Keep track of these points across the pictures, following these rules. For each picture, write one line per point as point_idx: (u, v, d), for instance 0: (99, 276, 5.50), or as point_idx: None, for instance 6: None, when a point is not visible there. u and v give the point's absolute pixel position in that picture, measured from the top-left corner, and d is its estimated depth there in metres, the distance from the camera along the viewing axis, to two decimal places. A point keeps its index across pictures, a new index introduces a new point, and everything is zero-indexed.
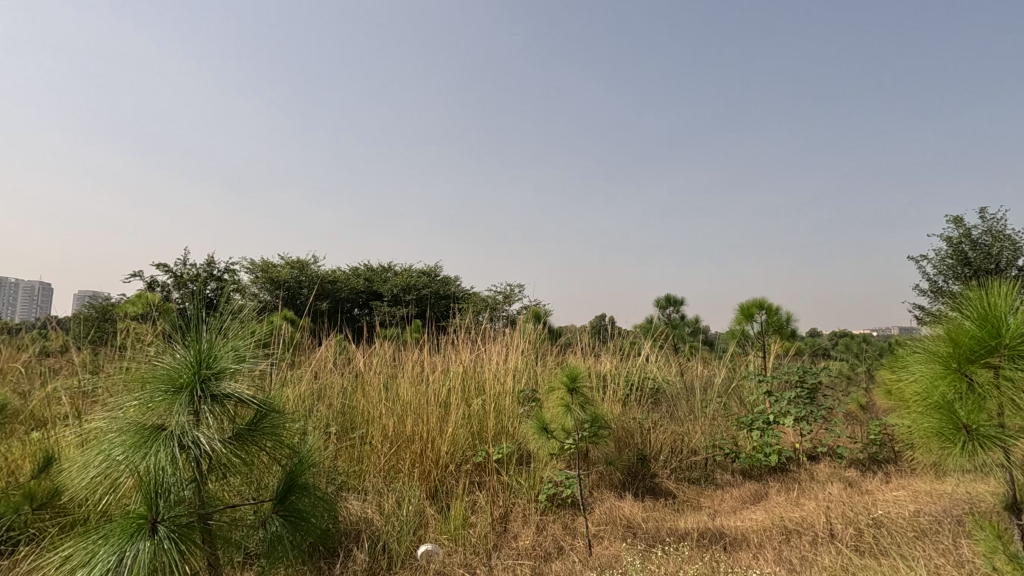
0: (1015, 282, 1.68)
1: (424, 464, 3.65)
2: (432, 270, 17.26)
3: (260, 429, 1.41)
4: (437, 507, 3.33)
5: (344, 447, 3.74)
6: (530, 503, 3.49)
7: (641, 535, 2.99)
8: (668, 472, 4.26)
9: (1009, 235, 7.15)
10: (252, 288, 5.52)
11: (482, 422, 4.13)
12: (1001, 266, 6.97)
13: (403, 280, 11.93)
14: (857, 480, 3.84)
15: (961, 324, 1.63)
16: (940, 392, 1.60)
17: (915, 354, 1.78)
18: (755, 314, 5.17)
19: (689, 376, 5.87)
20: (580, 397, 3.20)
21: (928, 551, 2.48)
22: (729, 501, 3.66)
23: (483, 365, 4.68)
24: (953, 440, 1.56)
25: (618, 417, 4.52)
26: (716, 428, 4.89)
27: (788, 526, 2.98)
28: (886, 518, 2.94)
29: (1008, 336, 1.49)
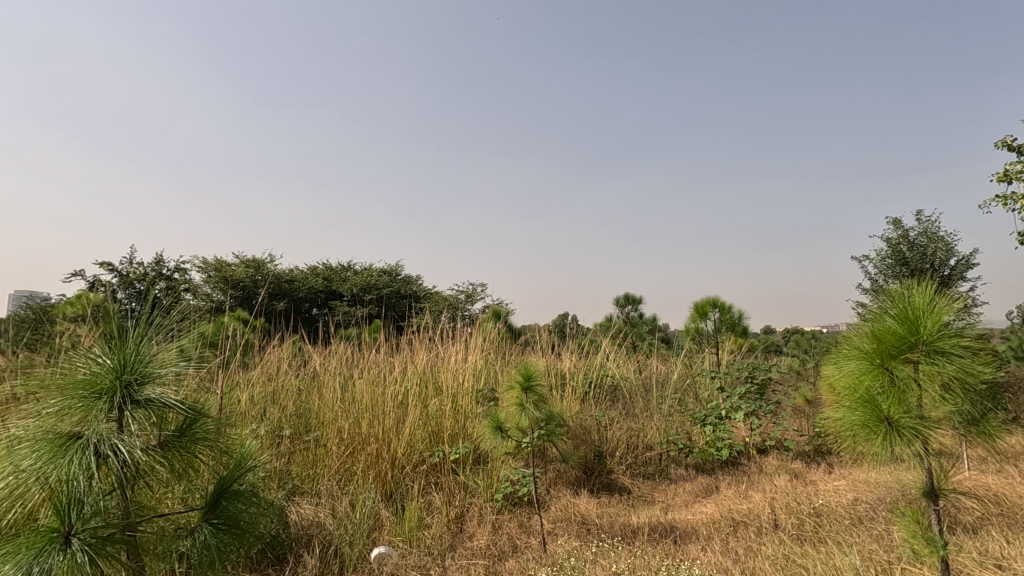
0: (936, 283, 1.79)
1: (379, 466, 3.61)
2: (394, 269, 17.00)
3: (189, 436, 1.37)
4: (392, 509, 3.29)
5: (298, 450, 3.65)
6: (486, 503, 3.50)
7: (595, 530, 3.04)
8: (623, 467, 4.33)
9: (942, 236, 7.53)
10: (203, 288, 5.33)
11: (439, 423, 4.10)
12: (936, 266, 7.33)
13: (362, 279, 11.74)
14: (802, 472, 4.00)
15: (886, 322, 1.72)
16: (866, 386, 1.69)
17: (845, 349, 1.87)
18: (708, 313, 5.32)
19: (647, 373, 5.98)
20: (534, 396, 3.20)
21: (861, 537, 2.60)
22: (682, 495, 3.75)
23: (443, 365, 4.65)
24: (876, 433, 1.64)
25: (576, 415, 4.57)
26: (671, 424, 5.00)
27: (736, 518, 3.08)
28: (827, 507, 3.07)
29: (926, 333, 1.59)
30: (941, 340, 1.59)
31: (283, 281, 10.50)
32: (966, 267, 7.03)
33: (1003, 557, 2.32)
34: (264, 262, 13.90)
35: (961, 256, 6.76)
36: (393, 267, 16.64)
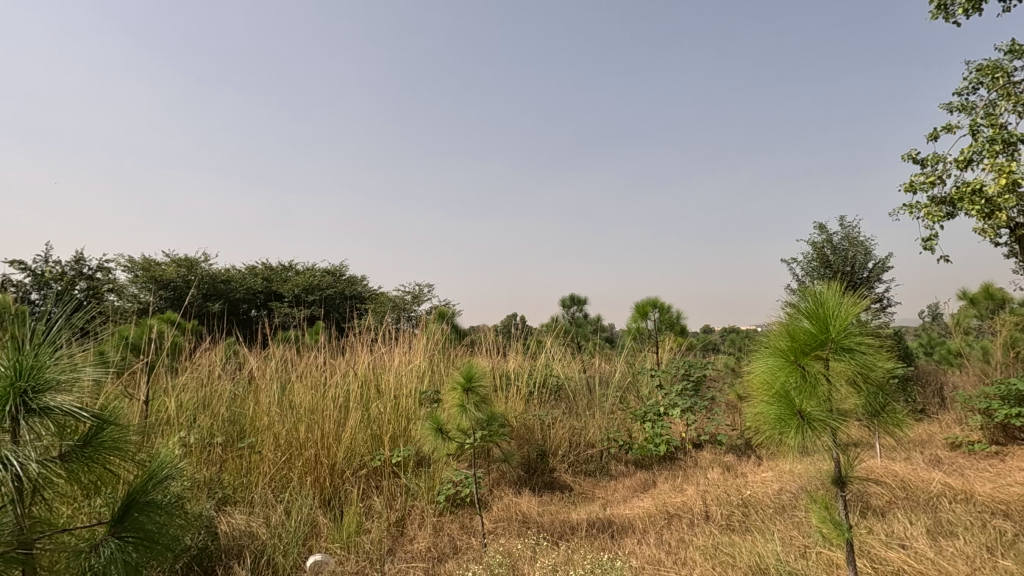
0: (843, 284, 1.90)
1: (317, 471, 3.51)
2: (339, 269, 16.58)
3: (96, 445, 1.29)
4: (330, 515, 3.21)
5: (231, 458, 3.49)
6: (428, 505, 3.47)
7: (535, 528, 3.08)
8: (565, 465, 4.40)
9: (862, 240, 8.01)
10: (129, 288, 5.03)
11: (381, 426, 4.03)
12: (857, 268, 7.80)
13: (304, 279, 11.40)
14: (734, 465, 4.19)
15: (799, 322, 1.82)
16: (781, 381, 1.80)
17: (762, 346, 1.97)
18: (649, 313, 5.48)
19: (590, 372, 6.10)
20: (476, 397, 3.20)
21: (783, 525, 2.75)
22: (621, 491, 3.85)
23: (386, 368, 4.57)
24: (790, 425, 1.76)
25: (519, 415, 4.60)
26: (613, 422, 5.13)
27: (670, 511, 3.20)
28: (754, 497, 3.23)
29: (835, 331, 1.70)
30: (847, 338, 1.71)
31: (218, 281, 10.01)
32: (882, 270, 7.55)
33: (906, 537, 2.51)
34: (198, 260, 13.22)
35: (877, 260, 7.26)
36: (338, 266, 16.23)
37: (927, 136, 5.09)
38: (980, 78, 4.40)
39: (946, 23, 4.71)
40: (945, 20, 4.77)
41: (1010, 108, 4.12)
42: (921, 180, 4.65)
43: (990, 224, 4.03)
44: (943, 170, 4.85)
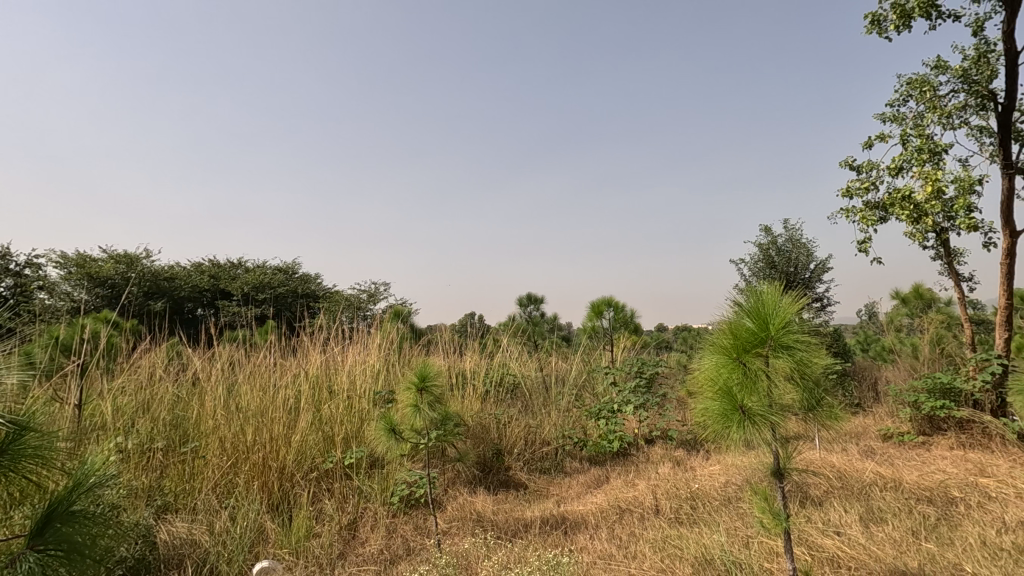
0: (781, 283, 1.98)
1: (265, 475, 3.40)
2: (292, 266, 16.11)
3: (15, 453, 1.21)
4: (278, 521, 3.11)
5: (172, 463, 3.34)
6: (381, 507, 3.42)
7: (488, 526, 3.09)
8: (521, 463, 4.42)
9: (804, 242, 8.37)
10: (61, 285, 4.74)
11: (333, 427, 3.94)
12: (800, 269, 8.15)
13: (254, 276, 11.02)
14: (683, 459, 4.32)
15: (741, 320, 1.88)
16: (725, 378, 1.86)
17: (706, 344, 2.03)
18: (604, 312, 5.57)
19: (547, 370, 6.15)
20: (430, 397, 3.17)
21: (728, 516, 2.85)
22: (576, 487, 3.90)
23: (339, 368, 4.46)
24: (733, 420, 1.83)
25: (475, 415, 4.59)
26: (568, 420, 5.19)
27: (622, 506, 3.26)
28: (702, 490, 3.34)
29: (774, 329, 1.78)
30: (786, 336, 1.79)
31: (161, 278, 9.54)
32: (822, 271, 7.91)
33: (840, 524, 2.65)
34: (139, 256, 12.56)
35: (818, 260, 7.61)
36: (290, 263, 15.76)
37: (862, 144, 5.37)
38: (910, 91, 4.67)
39: (879, 38, 4.97)
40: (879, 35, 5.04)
41: (936, 120, 4.39)
42: (857, 186, 4.90)
43: (919, 228, 4.29)
44: (877, 177, 5.13)
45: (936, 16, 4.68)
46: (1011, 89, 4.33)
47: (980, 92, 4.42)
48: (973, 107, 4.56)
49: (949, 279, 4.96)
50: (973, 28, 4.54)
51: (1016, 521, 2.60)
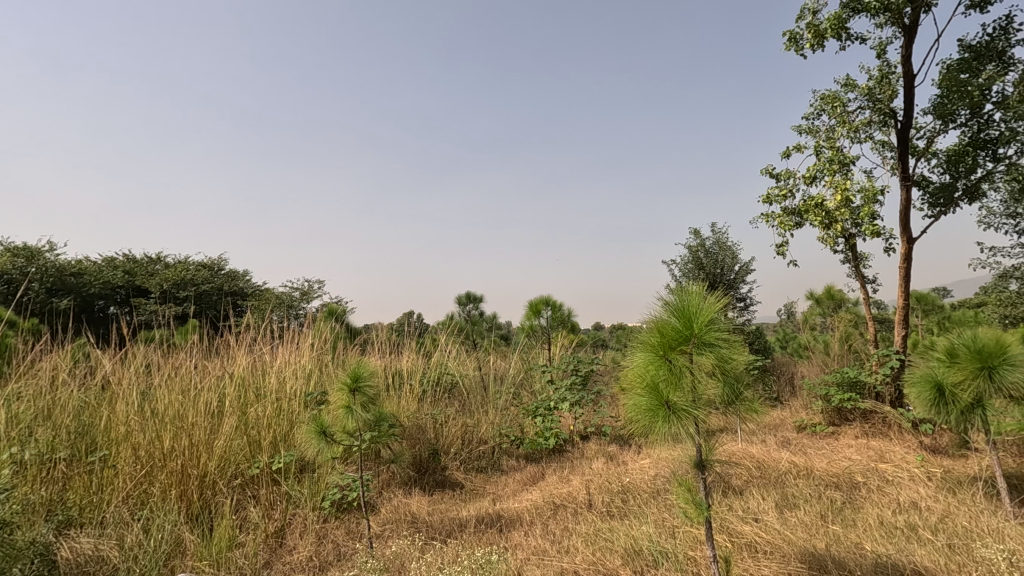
0: (703, 282, 2.07)
1: (184, 484, 3.20)
2: (218, 262, 15.26)
3: None
4: (198, 531, 2.94)
5: (77, 475, 3.08)
6: (311, 512, 3.30)
7: (423, 528, 3.05)
8: (457, 463, 4.40)
9: (729, 245, 8.80)
10: None
11: (260, 431, 3.76)
12: (726, 271, 8.56)
13: (175, 272, 10.37)
14: (616, 454, 4.45)
15: (667, 318, 1.95)
16: (652, 374, 1.92)
17: (635, 342, 2.10)
18: (542, 311, 5.64)
19: (486, 369, 6.16)
20: (363, 397, 3.09)
21: (656, 508, 2.96)
22: (512, 485, 3.93)
23: (267, 369, 4.27)
24: (659, 415, 1.90)
25: (411, 415, 4.52)
26: (506, 418, 5.21)
27: (556, 501, 3.32)
28: (632, 484, 3.45)
29: (697, 327, 1.86)
30: (708, 334, 1.88)
31: (66, 272, 8.75)
32: (746, 273, 8.36)
33: (758, 511, 2.81)
34: (39, 249, 11.46)
35: (742, 263, 8.03)
36: (216, 259, 14.93)
37: (781, 153, 5.71)
38: (823, 106, 5.03)
39: (796, 55, 5.31)
40: (797, 52, 5.38)
41: (845, 134, 4.75)
42: (776, 193, 5.22)
43: (830, 233, 4.62)
44: (793, 185, 5.48)
45: (846, 38, 5.05)
46: (908, 108, 4.75)
47: (883, 109, 4.81)
48: (877, 123, 4.96)
49: (855, 281, 5.38)
50: (876, 51, 4.94)
51: (909, 502, 2.86)
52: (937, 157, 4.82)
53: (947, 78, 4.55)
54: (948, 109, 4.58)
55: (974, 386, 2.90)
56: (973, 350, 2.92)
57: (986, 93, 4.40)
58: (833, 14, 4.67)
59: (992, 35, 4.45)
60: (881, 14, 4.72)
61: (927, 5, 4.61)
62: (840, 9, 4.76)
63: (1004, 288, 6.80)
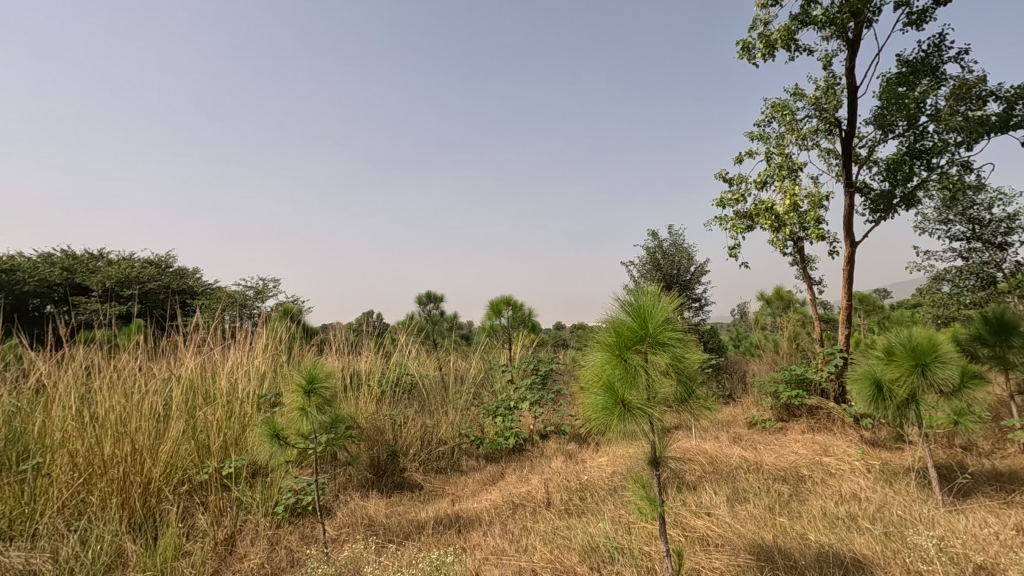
0: (658, 283, 2.12)
1: (127, 491, 3.05)
2: (166, 259, 14.62)
3: None
4: (141, 541, 2.81)
5: (7, 485, 2.89)
6: (263, 518, 3.21)
7: (380, 531, 3.01)
8: (416, 464, 4.36)
9: (685, 247, 9.03)
10: None
11: (209, 435, 3.63)
12: (682, 272, 8.78)
13: (120, 270, 9.88)
14: (575, 452, 4.50)
15: (623, 318, 1.99)
16: (608, 373, 1.95)
17: (592, 342, 2.13)
18: (503, 310, 5.64)
19: (446, 369, 6.12)
20: (319, 399, 3.02)
21: (613, 505, 3.01)
22: (471, 485, 3.92)
23: (218, 370, 4.11)
24: (614, 413, 1.93)
25: (369, 417, 4.45)
26: (466, 418, 5.19)
27: (515, 500, 3.33)
28: (590, 481, 3.50)
29: (651, 327, 1.90)
30: (662, 333, 1.93)
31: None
32: (701, 274, 8.60)
33: (710, 506, 2.90)
34: None
35: (697, 264, 8.25)
36: (164, 256, 14.29)
37: (734, 158, 5.90)
38: (773, 114, 5.22)
39: (748, 64, 5.50)
40: (749, 61, 5.56)
41: (794, 141, 4.95)
42: (729, 197, 5.39)
43: (780, 236, 4.80)
44: (746, 190, 5.67)
45: (794, 49, 5.26)
46: (851, 118, 4.99)
47: (828, 119, 5.04)
48: (823, 132, 5.19)
49: (803, 283, 5.61)
50: (822, 62, 5.16)
51: (850, 493, 3.00)
52: (877, 165, 5.07)
53: (886, 90, 4.80)
54: (887, 120, 4.83)
55: (909, 382, 3.07)
56: (908, 348, 3.09)
57: (922, 106, 4.67)
58: (783, 26, 4.86)
59: (927, 51, 4.73)
60: (827, 28, 4.94)
61: (869, 21, 4.86)
62: (789, 21, 4.96)
63: (937, 289, 7.22)
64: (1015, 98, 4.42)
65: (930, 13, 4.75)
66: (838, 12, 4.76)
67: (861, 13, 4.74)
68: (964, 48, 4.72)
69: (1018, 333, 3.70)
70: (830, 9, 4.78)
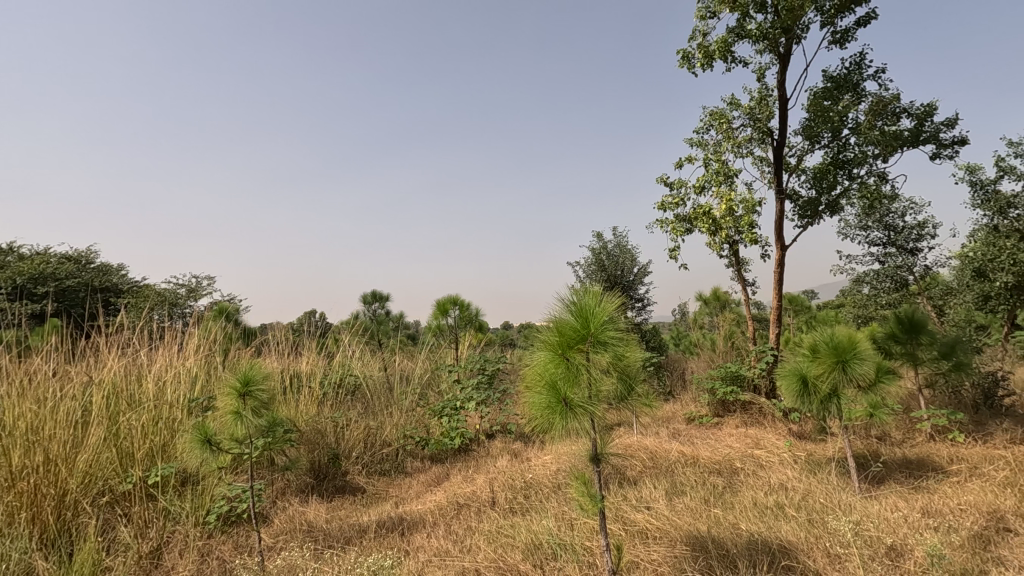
0: (599, 283, 2.16)
1: (38, 505, 2.82)
2: (87, 255, 13.61)
3: None
4: (54, 558, 2.60)
5: None
6: (193, 528, 3.05)
7: (319, 536, 2.92)
8: (359, 467, 4.26)
9: (629, 249, 9.26)
10: None
11: (133, 443, 3.41)
12: (626, 273, 9.01)
13: (32, 266, 9.10)
14: (521, 451, 4.53)
15: (566, 318, 2.01)
16: (551, 372, 1.97)
17: (536, 341, 2.14)
18: (450, 310, 5.60)
19: (391, 369, 6.01)
20: (254, 402, 2.89)
21: (556, 502, 3.06)
22: (415, 487, 3.87)
23: (143, 373, 3.86)
24: (557, 411, 1.96)
25: (310, 420, 4.31)
26: (411, 418, 5.12)
27: (460, 501, 3.31)
28: (535, 479, 3.53)
29: (592, 326, 1.93)
30: (603, 333, 1.96)
31: None
32: (643, 275, 8.85)
33: (650, 499, 2.99)
34: None
35: (640, 266, 8.49)
36: (84, 251, 13.28)
37: (675, 164, 6.10)
38: (711, 122, 5.44)
39: (689, 73, 5.70)
40: (689, 70, 5.77)
41: (730, 148, 5.17)
42: (670, 201, 5.57)
43: (717, 239, 5.00)
44: (686, 194, 5.88)
45: (731, 61, 5.50)
46: (782, 128, 5.26)
47: (762, 128, 5.30)
48: (756, 141, 5.45)
49: (737, 284, 5.87)
50: (756, 74, 5.43)
51: (778, 483, 3.17)
52: (805, 173, 5.38)
53: (813, 103, 5.10)
54: (814, 131, 5.13)
55: (831, 377, 3.28)
56: (830, 346, 3.29)
57: (844, 119, 4.99)
58: (720, 38, 5.07)
59: (849, 68, 5.06)
60: (761, 42, 5.19)
61: (798, 37, 5.15)
62: (726, 33, 5.17)
63: (857, 290, 7.74)
64: (925, 115, 4.80)
65: (852, 33, 5.09)
66: (770, 27, 5.01)
67: (791, 29, 5.01)
68: (882, 67, 5.08)
69: (926, 331, 4.02)
70: (764, 24, 5.03)
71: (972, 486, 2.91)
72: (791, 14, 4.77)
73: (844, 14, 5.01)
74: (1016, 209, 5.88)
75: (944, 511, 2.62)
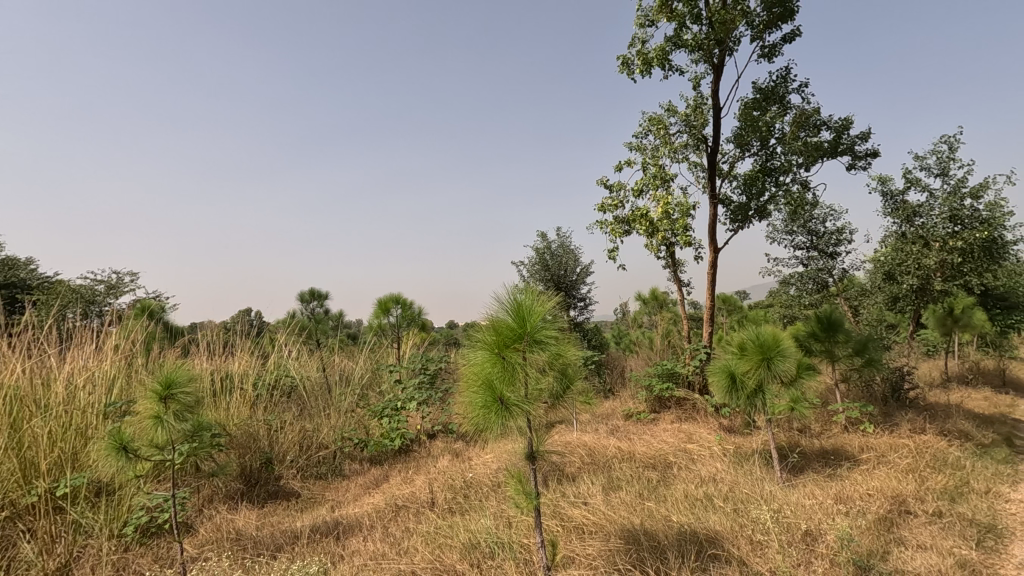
0: (537, 282, 2.18)
1: None
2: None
3: None
4: None
5: None
6: (107, 541, 2.85)
7: (248, 544, 2.80)
8: (294, 471, 4.12)
9: (571, 250, 9.39)
10: None
11: (40, 451, 3.15)
12: (568, 273, 9.13)
13: None
14: (462, 450, 4.52)
15: (503, 318, 2.01)
16: (487, 371, 1.97)
17: (473, 340, 2.13)
18: (392, 309, 5.50)
19: (330, 370, 5.84)
20: (177, 406, 2.73)
21: (496, 501, 3.07)
22: (353, 490, 3.78)
23: (53, 376, 3.57)
24: (493, 410, 1.95)
25: (242, 423, 4.13)
26: (350, 420, 5.00)
27: (399, 503, 3.26)
28: (475, 479, 3.53)
29: (528, 325, 1.95)
30: (540, 332, 1.99)
31: None
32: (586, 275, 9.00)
33: (587, 495, 3.05)
34: None
35: (582, 266, 8.63)
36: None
37: (615, 166, 6.24)
38: (650, 127, 5.60)
39: (629, 78, 5.85)
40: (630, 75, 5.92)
41: (667, 153, 5.35)
42: (609, 203, 5.71)
43: (654, 240, 5.16)
44: (625, 197, 6.04)
45: (669, 68, 5.68)
46: (715, 136, 5.50)
47: (697, 134, 5.51)
48: (692, 147, 5.67)
49: (674, 284, 6.07)
50: (692, 83, 5.64)
51: (708, 476, 3.31)
52: (736, 179, 5.64)
53: (744, 113, 5.36)
54: (744, 139, 5.39)
55: (757, 374, 3.45)
56: (756, 344, 3.47)
57: (771, 129, 5.28)
58: (659, 46, 5.23)
59: (776, 81, 5.35)
60: (696, 51, 5.40)
61: (730, 49, 5.39)
62: (664, 41, 5.35)
63: (784, 291, 8.19)
64: (843, 128, 5.14)
65: (779, 48, 5.37)
66: (705, 38, 5.22)
67: (724, 41, 5.24)
68: (805, 81, 5.40)
69: (842, 330, 4.31)
70: (699, 35, 5.23)
71: (879, 473, 3.15)
72: (723, 27, 4.99)
73: (772, 29, 5.29)
74: (920, 217, 6.40)
75: (854, 497, 2.82)
